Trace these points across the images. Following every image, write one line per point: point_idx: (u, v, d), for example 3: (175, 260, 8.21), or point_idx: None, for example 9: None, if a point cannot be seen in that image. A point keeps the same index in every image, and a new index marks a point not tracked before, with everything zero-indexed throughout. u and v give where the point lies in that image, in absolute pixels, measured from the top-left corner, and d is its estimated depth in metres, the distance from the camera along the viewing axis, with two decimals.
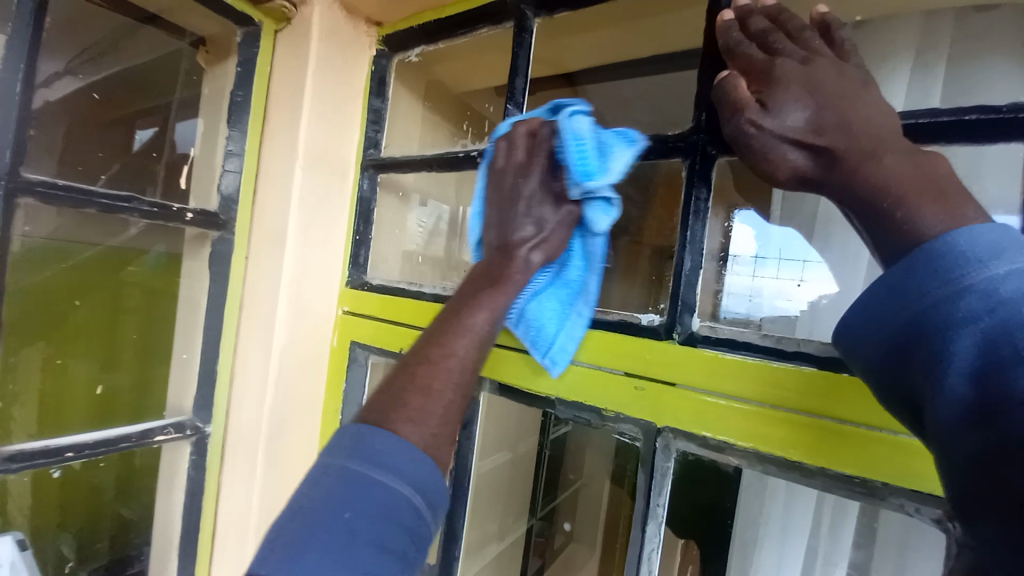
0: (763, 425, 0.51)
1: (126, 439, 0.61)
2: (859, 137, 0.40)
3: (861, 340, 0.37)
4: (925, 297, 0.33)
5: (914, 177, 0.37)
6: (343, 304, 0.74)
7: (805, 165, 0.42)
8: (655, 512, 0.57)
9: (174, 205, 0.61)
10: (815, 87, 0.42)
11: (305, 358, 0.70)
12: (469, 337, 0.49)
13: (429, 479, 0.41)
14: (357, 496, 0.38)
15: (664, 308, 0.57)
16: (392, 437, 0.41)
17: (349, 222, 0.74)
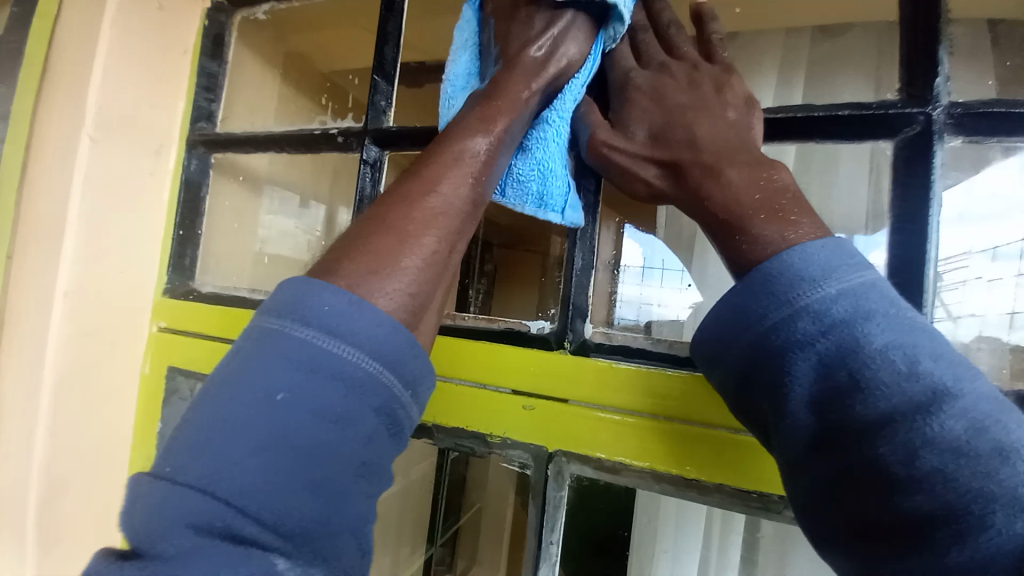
0: (655, 441, 0.39)
1: None
2: (703, 148, 0.32)
3: (705, 365, 0.31)
4: (767, 320, 0.27)
5: (761, 198, 0.29)
6: (159, 320, 0.57)
7: (660, 184, 0.34)
8: (548, 552, 0.42)
9: None
10: (658, 101, 0.35)
11: (99, 385, 0.55)
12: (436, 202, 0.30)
13: (411, 350, 0.27)
14: (294, 372, 0.25)
15: (554, 314, 0.44)
16: (342, 292, 0.27)
17: (171, 211, 0.59)
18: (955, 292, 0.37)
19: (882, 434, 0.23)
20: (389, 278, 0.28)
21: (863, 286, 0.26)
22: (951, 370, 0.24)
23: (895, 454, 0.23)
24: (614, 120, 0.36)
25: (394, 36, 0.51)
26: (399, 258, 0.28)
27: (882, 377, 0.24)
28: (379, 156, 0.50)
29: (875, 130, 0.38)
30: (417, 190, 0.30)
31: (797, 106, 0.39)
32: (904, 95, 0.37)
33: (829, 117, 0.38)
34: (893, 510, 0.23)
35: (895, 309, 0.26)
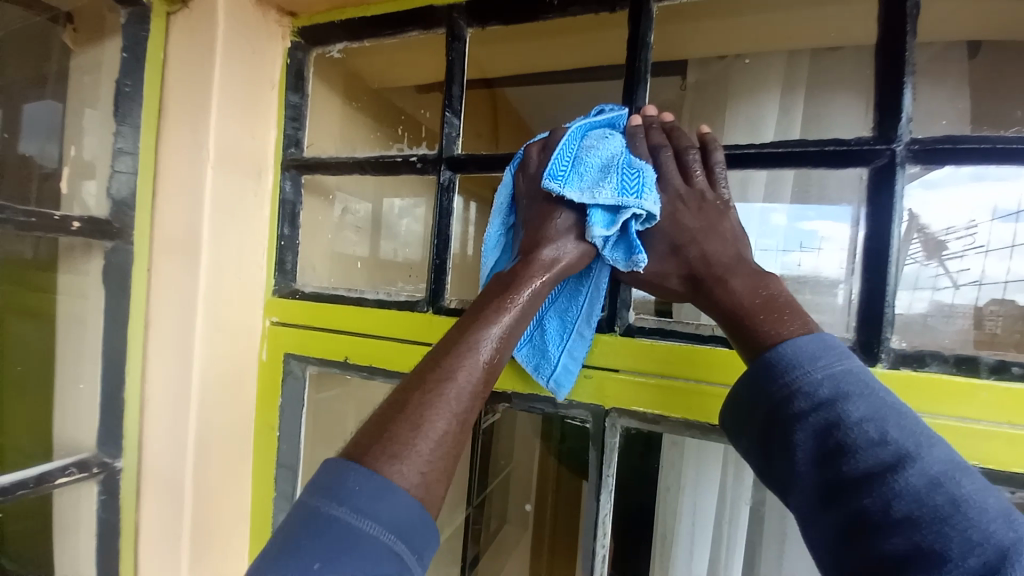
0: (686, 398, 0.51)
1: (23, 486, 0.58)
2: (713, 262, 0.44)
3: (735, 433, 0.42)
4: (775, 397, 0.38)
5: (762, 305, 0.41)
6: (271, 315, 0.71)
7: (680, 287, 0.46)
8: (605, 482, 0.55)
9: (55, 213, 0.57)
10: (677, 222, 0.45)
11: (232, 371, 0.68)
12: (470, 368, 0.40)
13: (422, 522, 0.35)
14: (328, 539, 0.32)
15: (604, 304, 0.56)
16: (370, 474, 0.34)
17: (272, 224, 0.71)
18: (961, 261, 0.49)
19: (866, 487, 0.32)
20: (414, 460, 0.36)
21: (843, 371, 0.36)
22: (915, 437, 0.33)
23: (875, 502, 0.32)
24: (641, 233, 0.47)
25: (459, 75, 0.62)
26: (417, 444, 0.36)
27: (859, 443, 0.33)
28: (452, 178, 0.61)
29: (855, 162, 0.48)
30: (438, 376, 0.39)
31: (791, 142, 0.49)
32: (876, 133, 0.47)
33: (818, 152, 0.48)
34: (877, 554, 0.31)
35: (869, 388, 0.35)
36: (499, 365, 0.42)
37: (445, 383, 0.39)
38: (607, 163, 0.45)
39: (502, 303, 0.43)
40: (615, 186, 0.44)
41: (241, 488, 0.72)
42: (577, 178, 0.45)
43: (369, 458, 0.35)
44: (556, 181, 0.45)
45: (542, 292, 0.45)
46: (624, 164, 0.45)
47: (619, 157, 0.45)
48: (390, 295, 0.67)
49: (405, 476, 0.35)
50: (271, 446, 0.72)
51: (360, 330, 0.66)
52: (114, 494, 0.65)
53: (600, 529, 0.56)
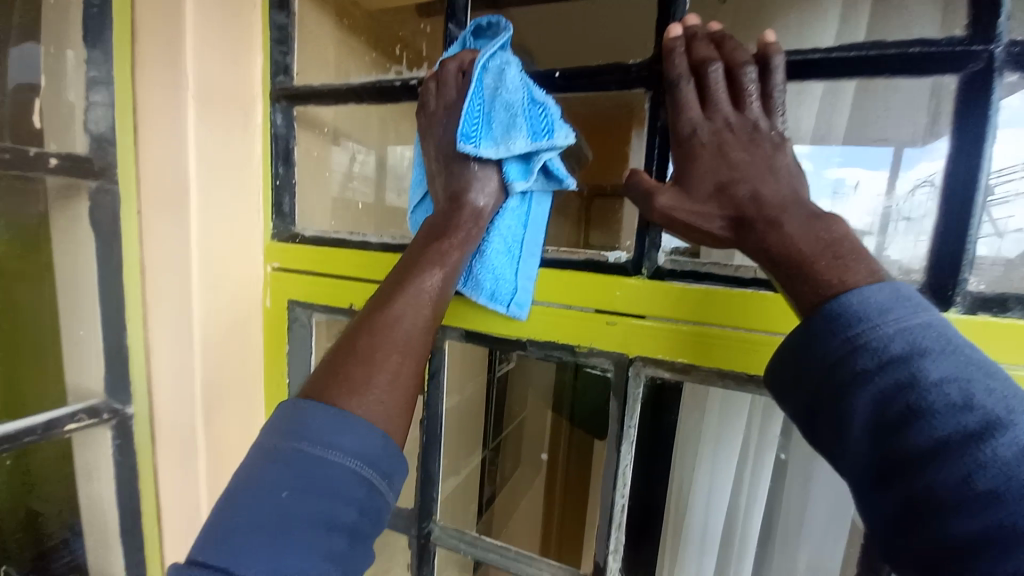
0: (720, 346, 0.46)
1: (31, 432, 0.57)
2: (766, 202, 0.38)
3: (781, 396, 0.37)
4: (832, 355, 0.33)
5: (825, 248, 0.35)
6: (272, 261, 0.68)
7: (723, 234, 0.40)
8: (627, 433, 0.52)
9: (30, 149, 0.53)
10: (723, 157, 0.39)
11: (236, 319, 0.66)
12: (417, 305, 0.45)
13: (385, 452, 0.39)
14: (292, 472, 0.35)
15: (631, 245, 0.50)
16: (332, 410, 0.38)
17: (266, 162, 0.66)
18: (1006, 207, 0.41)
19: (934, 461, 0.28)
20: (368, 399, 0.40)
21: (919, 326, 0.31)
22: (1006, 403, 0.28)
23: (944, 478, 0.28)
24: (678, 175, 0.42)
25: None
26: (371, 382, 0.41)
27: (935, 408, 0.29)
28: None
29: (944, 67, 0.40)
30: (386, 320, 0.44)
31: (867, 45, 0.41)
32: (970, 32, 0.39)
33: (900, 55, 0.40)
34: (944, 535, 0.27)
35: (952, 346, 0.30)
36: (441, 303, 0.47)
37: (396, 322, 0.44)
38: (512, 105, 0.46)
39: (440, 254, 0.47)
40: (526, 134, 0.46)
41: None
42: (487, 131, 0.47)
43: (328, 397, 0.39)
44: (470, 142, 0.46)
45: (474, 237, 0.48)
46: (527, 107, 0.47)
47: (522, 97, 0.46)
48: (395, 239, 0.62)
49: (364, 410, 0.39)
50: (281, 394, 0.71)
51: (365, 276, 0.62)
52: (129, 438, 0.64)
53: (620, 479, 0.53)
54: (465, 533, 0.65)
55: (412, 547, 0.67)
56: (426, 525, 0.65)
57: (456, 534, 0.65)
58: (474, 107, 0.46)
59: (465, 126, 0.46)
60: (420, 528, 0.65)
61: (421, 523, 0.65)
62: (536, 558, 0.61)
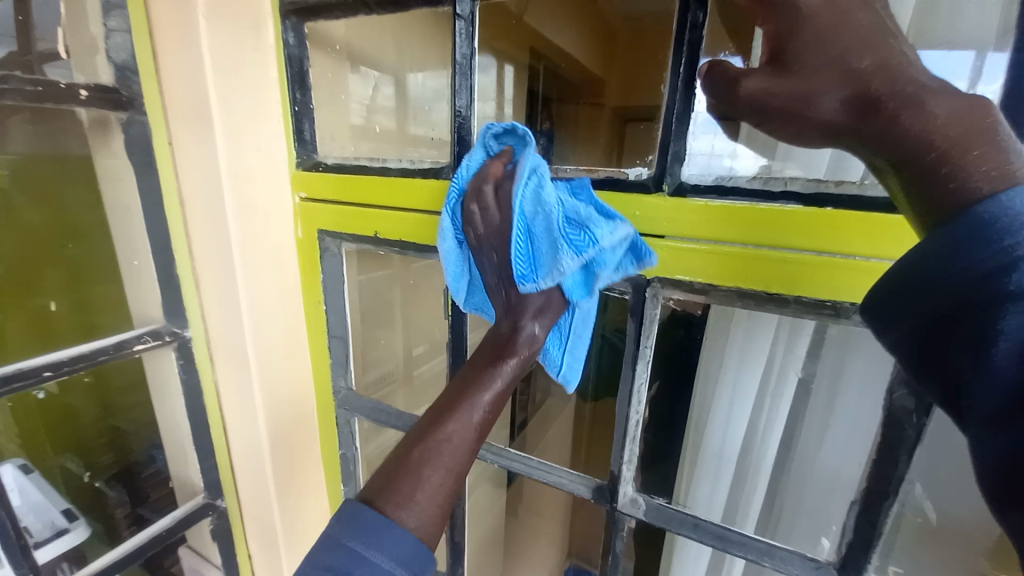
0: (741, 265, 0.45)
1: (103, 352, 0.64)
2: (900, 82, 0.34)
3: (889, 322, 0.35)
4: (973, 270, 0.30)
5: (963, 133, 0.32)
6: (299, 190, 0.69)
7: (839, 118, 0.37)
8: (644, 353, 0.53)
9: (60, 81, 0.55)
10: (845, 29, 0.35)
11: (273, 248, 0.69)
12: (467, 420, 0.45)
13: (418, 553, 0.40)
14: (346, 563, 0.39)
15: (652, 160, 0.48)
16: (380, 516, 0.40)
17: (283, 88, 0.65)
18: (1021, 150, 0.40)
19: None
20: (411, 505, 0.41)
21: None
22: None
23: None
24: (780, 57, 0.38)
25: None
26: (416, 494, 0.42)
27: None
28: (472, 9, 0.52)
29: None
30: (432, 438, 0.44)
31: None
32: None
33: None
34: None
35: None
36: (493, 419, 0.47)
37: (436, 443, 0.44)
38: (550, 228, 0.44)
39: (493, 366, 0.47)
40: (571, 250, 0.43)
41: (300, 354, 0.77)
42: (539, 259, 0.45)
43: (383, 505, 0.41)
44: (530, 282, 0.45)
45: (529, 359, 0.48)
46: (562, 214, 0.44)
47: (557, 215, 0.44)
48: (415, 164, 0.62)
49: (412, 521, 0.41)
50: (320, 318, 0.76)
51: (387, 203, 0.63)
52: (189, 357, 0.72)
53: (636, 396, 0.56)
54: (492, 443, 0.70)
55: None
56: None
57: (484, 445, 0.70)
58: (521, 242, 0.44)
59: (519, 266, 0.45)
60: None
61: None
62: (558, 467, 0.66)
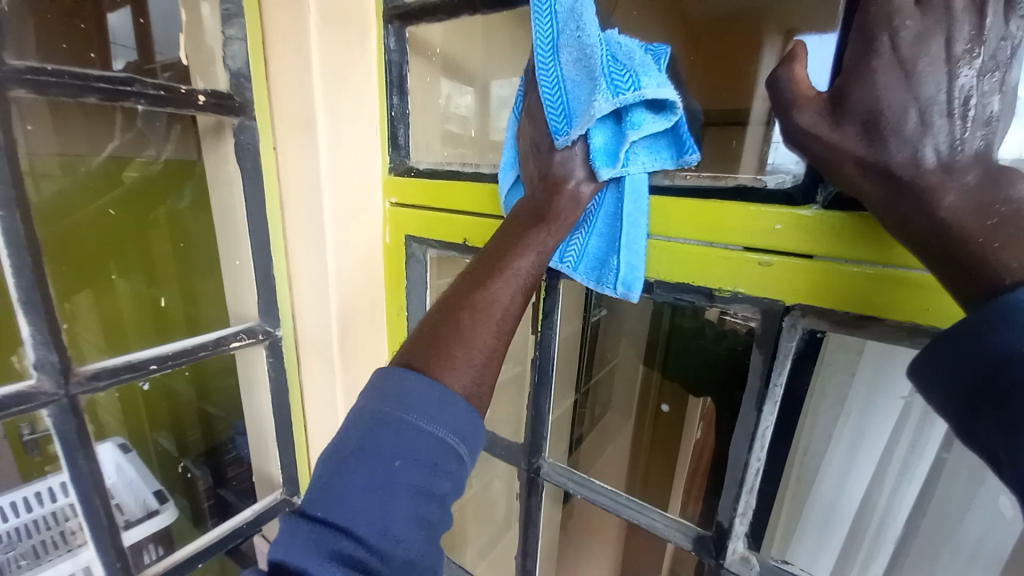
0: (917, 295, 0.38)
1: (204, 348, 0.64)
2: (929, 163, 0.31)
3: (934, 389, 0.33)
4: (1012, 347, 0.28)
5: (992, 224, 0.29)
6: (390, 196, 0.69)
7: (866, 188, 0.34)
8: (774, 393, 0.47)
9: (181, 88, 0.56)
10: (907, 84, 0.31)
11: (362, 253, 0.70)
12: (514, 284, 0.46)
13: (470, 418, 0.42)
14: (402, 440, 0.39)
15: (800, 167, 0.43)
16: (431, 382, 0.41)
17: (381, 94, 0.65)
18: None
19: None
20: (462, 370, 0.43)
21: None
22: None
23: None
24: (833, 108, 0.34)
25: None
26: (468, 358, 0.43)
27: None
28: None
29: None
30: (481, 303, 0.45)
31: None
32: None
33: None
34: None
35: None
36: (535, 284, 0.48)
37: (486, 307, 0.45)
38: (591, 73, 0.43)
39: (537, 236, 0.47)
40: (608, 91, 0.42)
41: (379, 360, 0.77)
42: (571, 109, 0.44)
43: (429, 369, 0.42)
44: (562, 134, 0.45)
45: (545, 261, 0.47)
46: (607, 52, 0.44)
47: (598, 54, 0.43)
48: None
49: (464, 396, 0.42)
50: (400, 324, 0.75)
51: (476, 210, 0.61)
52: (279, 357, 0.73)
53: (759, 441, 0.49)
54: (574, 471, 0.65)
55: (522, 477, 0.69)
56: (536, 460, 0.67)
57: (565, 472, 0.65)
58: (550, 91, 0.45)
59: (554, 117, 0.45)
60: (530, 462, 0.67)
61: (530, 458, 0.67)
62: (649, 507, 0.60)
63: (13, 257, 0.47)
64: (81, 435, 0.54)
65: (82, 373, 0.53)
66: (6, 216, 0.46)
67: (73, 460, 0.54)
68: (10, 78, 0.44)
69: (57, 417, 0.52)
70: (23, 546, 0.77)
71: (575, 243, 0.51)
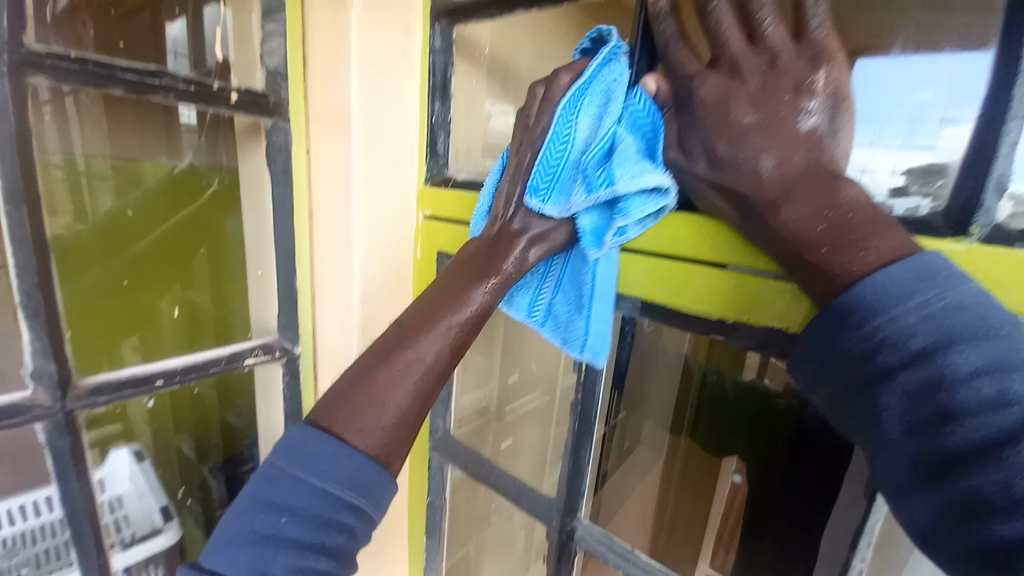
0: None
1: (216, 363, 0.59)
2: (764, 181, 0.34)
3: (803, 384, 0.35)
4: (851, 350, 0.31)
5: (823, 230, 0.32)
6: (424, 207, 0.63)
7: (722, 208, 0.37)
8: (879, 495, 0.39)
9: (214, 83, 0.52)
10: (725, 125, 0.35)
11: (388, 270, 0.65)
12: (439, 335, 0.41)
13: (372, 476, 0.37)
14: (293, 495, 0.35)
15: (944, 187, 0.35)
16: (329, 440, 0.36)
17: (422, 101, 0.60)
18: None
19: (975, 463, 0.27)
20: (370, 429, 0.38)
21: (950, 308, 0.28)
22: None
23: (989, 483, 0.27)
24: (682, 145, 0.38)
25: None
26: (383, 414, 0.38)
27: (970, 405, 0.27)
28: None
29: None
30: (403, 356, 0.40)
31: None
32: None
33: None
34: (988, 536, 0.27)
35: (987, 329, 0.28)
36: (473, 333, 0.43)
37: (408, 364, 0.40)
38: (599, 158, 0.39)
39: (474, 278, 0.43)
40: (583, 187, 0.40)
41: None
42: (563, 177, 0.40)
43: (333, 424, 0.37)
44: (537, 198, 0.41)
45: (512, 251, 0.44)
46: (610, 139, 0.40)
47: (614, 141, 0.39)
48: None
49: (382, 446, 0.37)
50: None
51: None
52: (296, 377, 0.68)
53: (866, 538, 0.40)
54: (615, 540, 0.56)
55: (552, 539, 0.61)
56: (570, 520, 0.58)
57: (604, 539, 0.56)
58: (557, 149, 0.40)
59: (538, 175, 0.40)
60: (563, 522, 0.59)
61: (564, 517, 0.59)
62: None
63: (18, 254, 0.43)
64: (74, 453, 0.49)
65: (83, 386, 0.49)
66: (12, 209, 0.42)
67: (64, 479, 0.49)
68: (29, 63, 0.41)
69: (51, 432, 0.47)
70: (26, 554, 0.69)
71: (544, 297, 0.48)
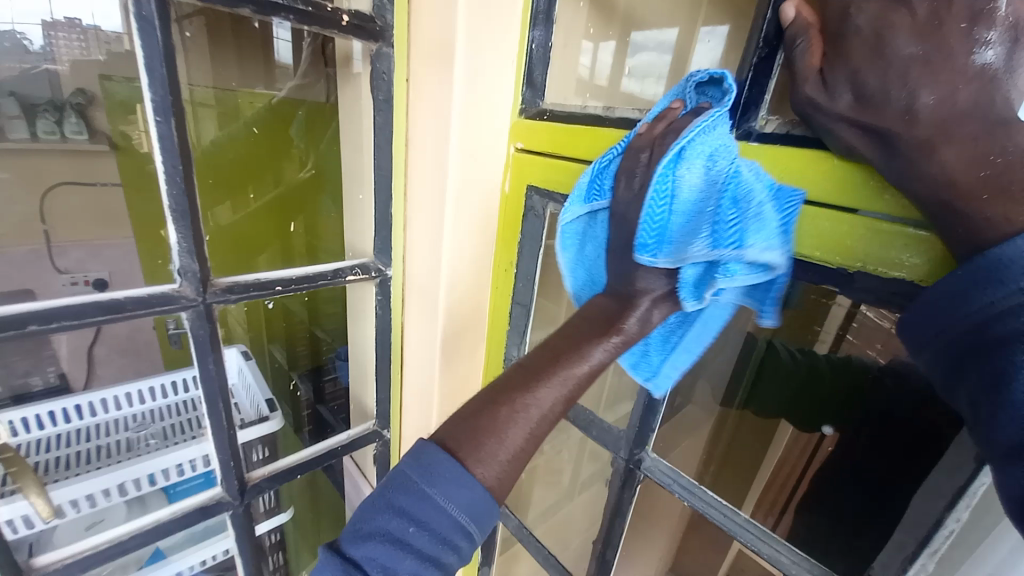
0: None
1: (323, 277, 0.65)
2: (920, 119, 0.30)
3: (920, 345, 0.34)
4: (991, 305, 0.29)
5: (983, 176, 0.29)
6: (516, 140, 0.63)
7: (860, 148, 0.34)
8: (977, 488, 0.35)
9: (328, 5, 0.53)
10: (880, 54, 0.31)
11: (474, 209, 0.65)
12: (565, 384, 0.39)
13: (488, 508, 0.37)
14: (422, 509, 0.36)
15: None
16: (459, 466, 0.36)
17: (523, 26, 0.58)
18: None
19: None
20: (491, 459, 0.38)
21: None
22: None
23: None
24: (824, 77, 0.34)
25: None
26: (498, 452, 0.38)
27: None
28: None
29: None
30: (520, 400, 0.38)
31: None
32: None
33: None
34: None
35: None
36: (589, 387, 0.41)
37: (527, 407, 0.38)
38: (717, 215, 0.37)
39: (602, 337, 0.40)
40: (708, 238, 0.36)
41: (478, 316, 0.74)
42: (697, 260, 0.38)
43: (461, 449, 0.37)
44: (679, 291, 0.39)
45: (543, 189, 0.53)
46: (730, 179, 0.36)
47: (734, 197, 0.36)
48: None
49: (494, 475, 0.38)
50: (506, 286, 0.70)
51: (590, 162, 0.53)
52: (387, 296, 0.73)
53: (965, 501, 0.36)
54: (682, 475, 0.58)
55: (618, 467, 0.64)
56: (638, 452, 0.61)
57: (671, 473, 0.59)
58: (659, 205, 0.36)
59: (648, 232, 0.37)
60: (631, 453, 0.62)
61: (632, 449, 0.61)
62: (773, 535, 0.51)
63: (168, 164, 0.49)
64: (211, 342, 0.57)
65: (217, 285, 0.56)
66: (163, 121, 0.47)
67: (205, 360, 0.58)
68: None
69: (194, 320, 0.55)
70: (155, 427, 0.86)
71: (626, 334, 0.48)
